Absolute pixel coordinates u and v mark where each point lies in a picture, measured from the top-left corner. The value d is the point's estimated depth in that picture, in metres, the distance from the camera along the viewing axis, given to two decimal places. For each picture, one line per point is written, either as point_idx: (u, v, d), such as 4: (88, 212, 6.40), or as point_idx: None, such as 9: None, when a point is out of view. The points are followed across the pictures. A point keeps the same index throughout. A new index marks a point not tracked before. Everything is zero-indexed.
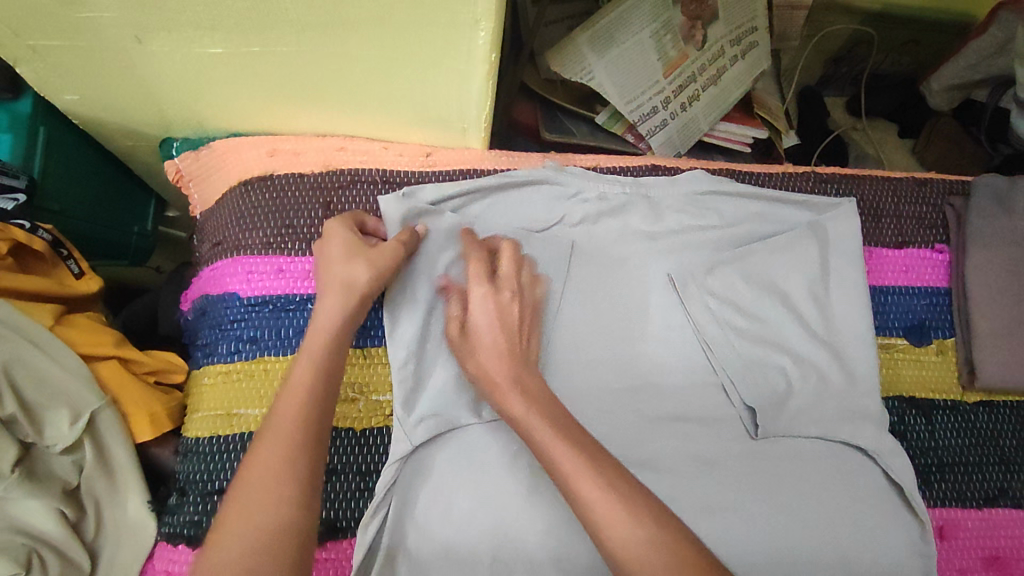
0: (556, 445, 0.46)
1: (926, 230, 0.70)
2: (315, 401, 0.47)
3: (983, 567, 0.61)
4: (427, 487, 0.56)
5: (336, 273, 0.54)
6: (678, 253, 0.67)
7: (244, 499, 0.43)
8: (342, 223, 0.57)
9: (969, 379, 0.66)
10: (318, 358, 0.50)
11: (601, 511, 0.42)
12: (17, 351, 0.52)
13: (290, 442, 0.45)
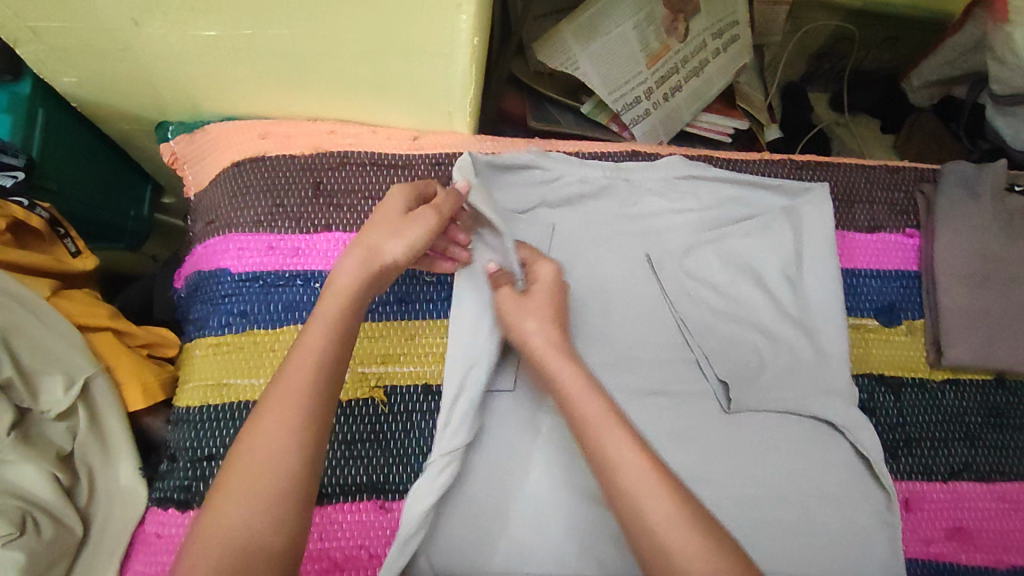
0: (606, 429, 0.49)
1: (898, 216, 0.72)
2: (326, 369, 0.48)
3: (947, 537, 0.63)
4: (474, 476, 0.59)
5: (368, 242, 0.53)
6: (657, 235, 0.69)
7: (247, 463, 0.44)
8: (401, 192, 0.57)
9: (936, 357, 0.68)
10: (330, 324, 0.50)
11: (638, 492, 0.46)
12: (15, 318, 0.54)
13: (296, 410, 0.46)
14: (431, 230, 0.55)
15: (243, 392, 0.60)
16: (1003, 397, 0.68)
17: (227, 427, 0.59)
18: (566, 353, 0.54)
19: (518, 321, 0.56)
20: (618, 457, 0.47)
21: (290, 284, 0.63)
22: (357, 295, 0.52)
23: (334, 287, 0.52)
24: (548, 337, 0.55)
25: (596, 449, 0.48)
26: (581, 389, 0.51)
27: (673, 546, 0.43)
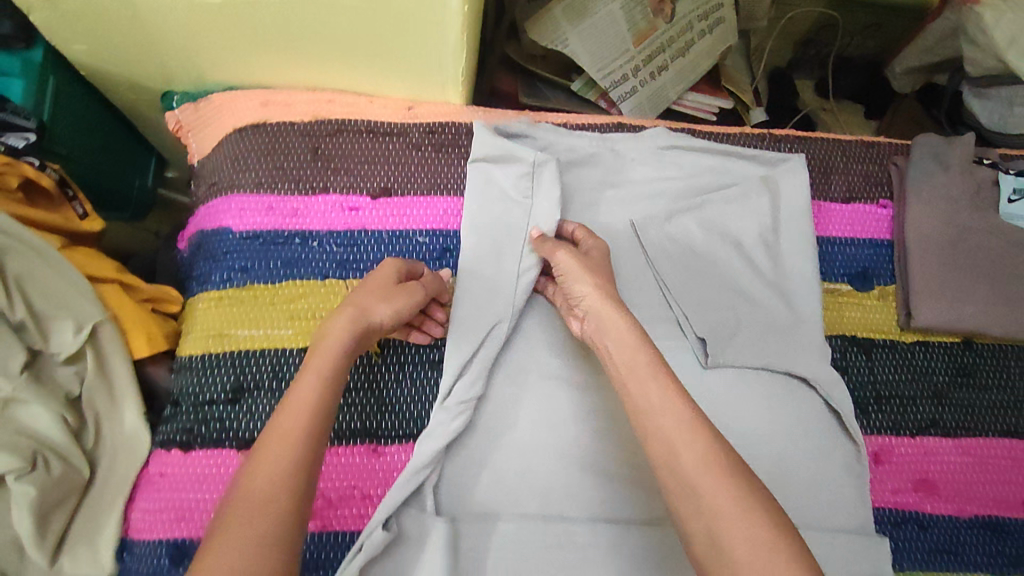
0: (651, 381, 0.51)
1: (872, 187, 0.75)
2: (319, 422, 0.49)
3: (913, 489, 0.67)
4: (480, 426, 0.63)
5: (363, 302, 0.56)
6: (640, 201, 0.72)
7: (244, 511, 0.43)
8: (394, 265, 0.60)
9: (906, 319, 0.71)
10: (322, 379, 0.51)
11: (673, 435, 0.47)
12: (29, 264, 0.57)
13: (292, 459, 0.46)
14: (417, 302, 0.59)
15: (244, 342, 0.63)
16: (970, 358, 0.71)
17: (229, 373, 0.62)
18: (621, 308, 0.57)
19: (574, 282, 0.60)
20: (660, 404, 0.49)
21: (289, 242, 0.66)
22: (346, 354, 0.53)
23: (322, 345, 0.53)
24: (601, 297, 0.58)
25: (639, 398, 0.51)
26: (633, 339, 0.54)
27: (704, 484, 0.44)
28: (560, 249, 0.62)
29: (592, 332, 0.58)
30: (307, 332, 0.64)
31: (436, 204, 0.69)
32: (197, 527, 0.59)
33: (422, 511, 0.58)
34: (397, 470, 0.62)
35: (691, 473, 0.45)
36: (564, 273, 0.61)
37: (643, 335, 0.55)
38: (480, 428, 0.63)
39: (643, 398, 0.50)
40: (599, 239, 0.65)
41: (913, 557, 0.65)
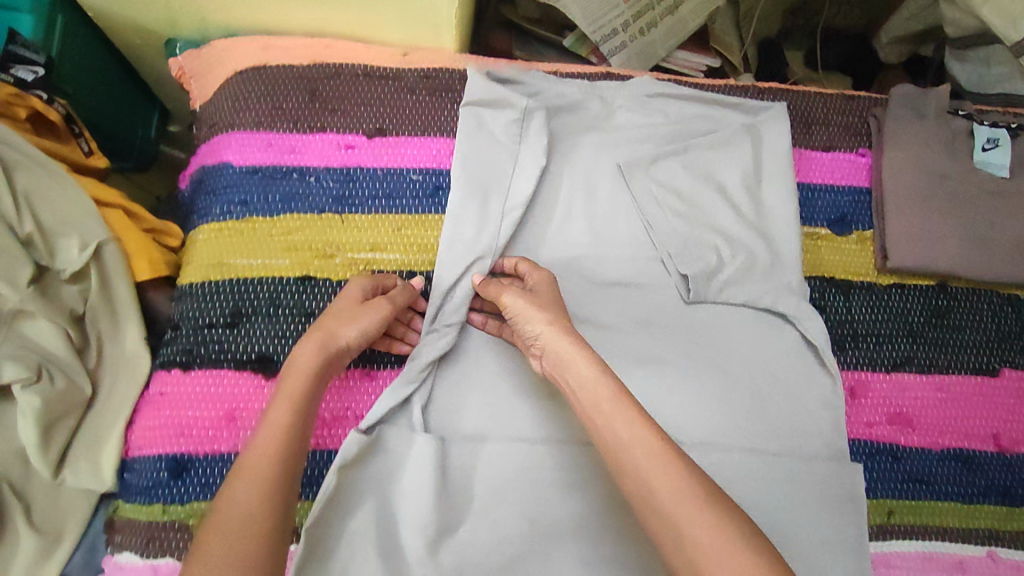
0: (617, 415, 0.51)
1: (851, 137, 0.78)
2: (293, 442, 0.51)
3: (889, 423, 0.69)
4: (468, 355, 0.66)
5: (329, 326, 0.57)
6: (627, 146, 0.73)
7: (221, 529, 0.45)
8: (359, 283, 0.62)
9: (883, 261, 0.73)
10: (293, 402, 0.53)
11: (645, 467, 0.47)
12: (37, 183, 0.61)
13: (268, 478, 0.48)
14: (385, 319, 0.60)
15: (242, 270, 0.66)
16: (945, 300, 0.73)
17: (228, 298, 0.65)
18: (578, 341, 0.56)
19: (529, 322, 0.58)
20: (629, 438, 0.49)
21: (287, 178, 0.69)
22: (313, 377, 0.54)
23: (289, 375, 0.54)
24: (555, 331, 0.56)
25: (607, 432, 0.50)
26: (593, 373, 0.53)
27: (681, 517, 0.45)
28: (506, 290, 0.61)
29: (551, 368, 0.57)
30: (304, 262, 0.67)
31: (429, 144, 0.71)
32: (197, 442, 0.61)
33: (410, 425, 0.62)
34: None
35: (663, 497, 0.46)
36: (514, 315, 0.59)
37: (601, 364, 0.54)
38: (467, 351, 0.66)
39: (611, 434, 0.50)
40: (546, 270, 0.64)
41: (887, 486, 0.67)
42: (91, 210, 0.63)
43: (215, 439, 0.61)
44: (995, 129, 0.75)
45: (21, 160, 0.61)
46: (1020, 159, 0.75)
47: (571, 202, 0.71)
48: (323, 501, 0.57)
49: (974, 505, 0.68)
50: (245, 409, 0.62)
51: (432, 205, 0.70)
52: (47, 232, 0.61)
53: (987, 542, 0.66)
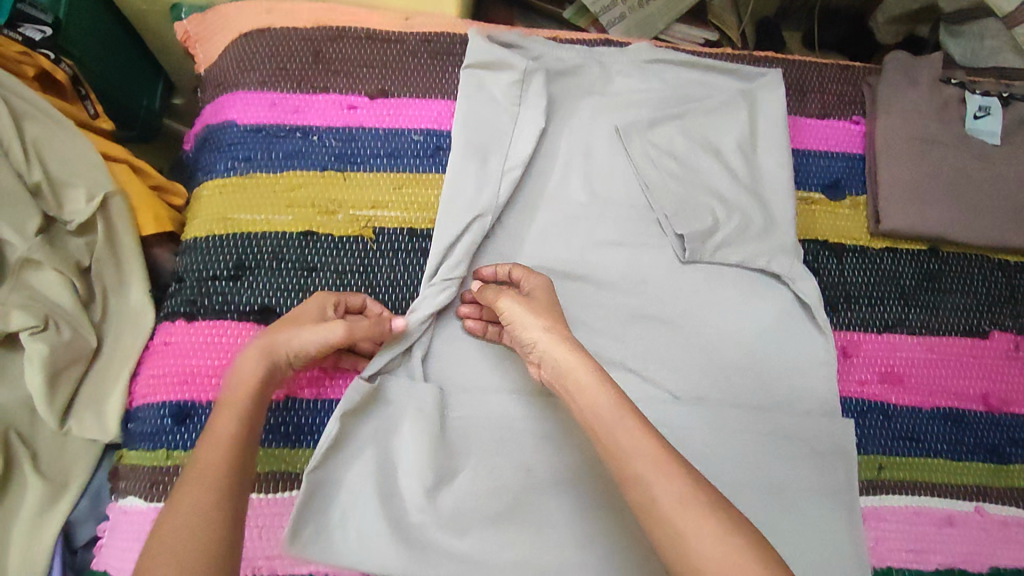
0: (617, 422, 0.48)
1: (846, 105, 0.79)
2: (238, 454, 0.49)
3: (881, 382, 0.70)
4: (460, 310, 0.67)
5: (271, 334, 0.57)
6: (625, 110, 0.74)
7: (165, 543, 0.43)
8: (316, 302, 0.61)
9: (875, 224, 0.74)
10: (239, 415, 0.51)
11: (648, 476, 0.44)
12: (47, 133, 0.63)
13: (213, 490, 0.46)
14: (328, 343, 0.57)
15: (244, 225, 0.67)
16: (936, 264, 0.74)
17: (231, 250, 0.66)
18: (577, 349, 0.53)
19: (525, 326, 0.56)
20: (631, 446, 0.46)
21: (290, 136, 0.70)
22: (254, 392, 0.53)
23: (231, 388, 0.53)
24: (552, 337, 0.54)
25: (608, 440, 0.47)
26: (593, 382, 0.50)
27: (686, 529, 0.42)
28: (502, 296, 0.58)
29: (551, 377, 0.54)
30: (306, 218, 0.68)
31: (430, 106, 0.73)
32: (198, 390, 0.62)
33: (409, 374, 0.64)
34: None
35: (671, 512, 0.43)
36: (511, 321, 0.58)
37: (601, 374, 0.51)
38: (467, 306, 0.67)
39: (614, 443, 0.47)
40: (541, 275, 0.62)
41: (878, 443, 0.68)
42: (98, 163, 0.65)
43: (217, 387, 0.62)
44: (987, 98, 0.76)
45: (26, 109, 0.63)
46: (1011, 126, 0.76)
47: (567, 166, 0.72)
48: (325, 445, 0.59)
49: (964, 462, 0.69)
50: None
51: (433, 165, 0.71)
52: (55, 182, 0.63)
53: (974, 498, 0.68)
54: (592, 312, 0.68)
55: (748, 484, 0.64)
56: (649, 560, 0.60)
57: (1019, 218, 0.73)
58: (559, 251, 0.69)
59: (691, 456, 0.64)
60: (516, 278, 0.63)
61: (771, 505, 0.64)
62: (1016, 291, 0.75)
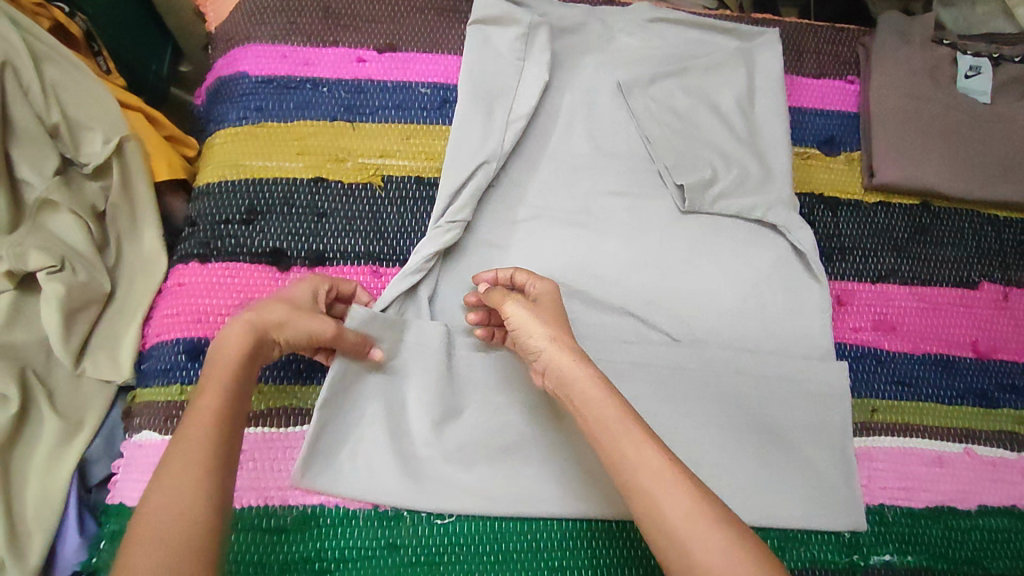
0: (624, 437, 0.48)
1: (840, 66, 0.82)
2: (225, 432, 0.47)
3: (874, 330, 0.72)
4: (464, 256, 0.69)
5: (258, 308, 0.54)
6: (627, 66, 0.76)
7: (153, 526, 0.41)
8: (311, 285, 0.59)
9: (869, 178, 0.76)
10: (225, 387, 0.49)
11: (655, 492, 0.45)
12: (64, 77, 0.67)
13: (202, 471, 0.44)
14: (318, 332, 0.56)
15: (256, 171, 0.69)
16: (928, 217, 0.77)
17: (244, 195, 0.68)
18: (581, 356, 0.53)
19: (531, 329, 0.55)
20: (637, 459, 0.46)
21: (300, 87, 0.72)
22: (239, 365, 0.51)
23: (214, 364, 0.50)
24: (558, 349, 0.53)
25: (612, 450, 0.48)
26: (598, 393, 0.50)
27: (699, 549, 0.42)
28: (507, 297, 0.57)
29: (554, 388, 0.54)
30: (316, 165, 0.70)
31: (436, 60, 0.75)
32: (212, 328, 0.64)
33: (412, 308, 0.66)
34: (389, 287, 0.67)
35: (682, 533, 0.43)
36: (516, 327, 0.56)
37: (608, 385, 0.51)
38: (471, 248, 0.69)
39: (620, 455, 0.47)
40: (548, 280, 0.61)
41: (871, 386, 0.71)
42: (115, 110, 0.68)
43: None
44: (977, 59, 0.79)
45: (47, 53, 0.66)
46: (1000, 86, 0.79)
47: (571, 122, 0.74)
48: (328, 390, 0.61)
49: (954, 405, 0.71)
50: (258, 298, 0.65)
51: (440, 116, 0.73)
52: (73, 124, 0.67)
53: (963, 440, 0.70)
54: (592, 262, 0.70)
55: (745, 423, 0.66)
56: None
57: (1008, 172, 0.76)
58: (562, 201, 0.71)
59: (688, 393, 0.66)
60: (519, 283, 0.62)
61: (766, 444, 0.66)
62: (1005, 245, 0.77)
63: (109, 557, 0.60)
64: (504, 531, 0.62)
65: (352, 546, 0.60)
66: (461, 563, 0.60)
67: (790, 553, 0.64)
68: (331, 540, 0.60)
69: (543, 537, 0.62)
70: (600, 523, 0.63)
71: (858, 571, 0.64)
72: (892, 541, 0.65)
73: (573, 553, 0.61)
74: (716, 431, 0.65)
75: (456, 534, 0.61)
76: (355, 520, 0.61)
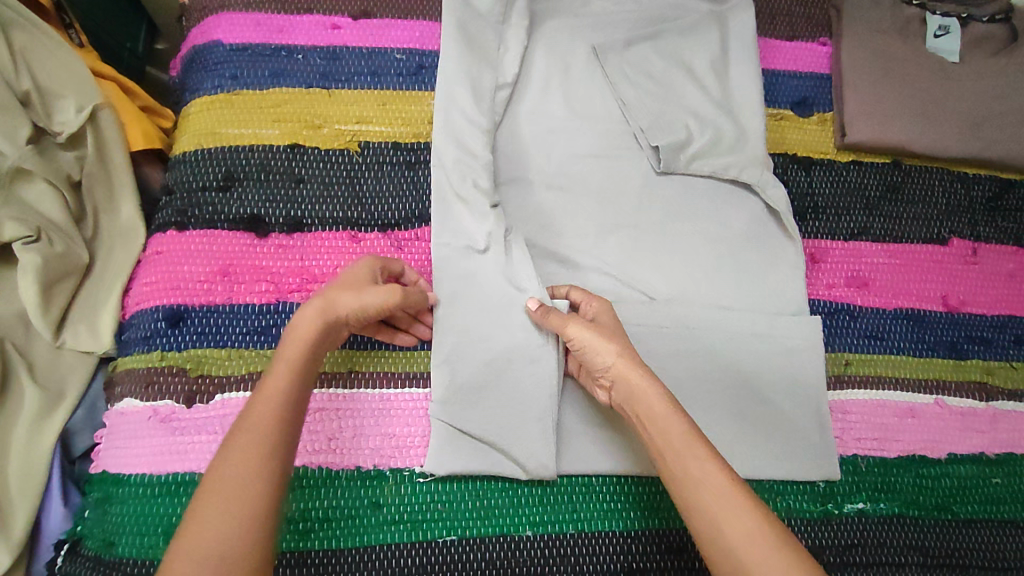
0: (688, 452, 0.49)
1: (813, 28, 0.83)
2: (290, 411, 0.48)
3: (847, 285, 0.74)
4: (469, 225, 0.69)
5: (328, 293, 0.53)
6: (603, 30, 0.77)
7: (218, 495, 0.42)
8: (368, 264, 0.58)
9: (840, 137, 0.78)
10: (293, 366, 0.50)
11: (716, 509, 0.46)
12: (33, 45, 0.67)
13: (265, 443, 0.45)
14: (390, 303, 0.55)
15: (232, 139, 0.69)
16: (899, 175, 0.78)
17: (221, 163, 0.68)
18: (644, 370, 0.54)
19: (601, 345, 0.57)
20: (701, 477, 0.48)
21: (276, 55, 0.72)
22: (307, 348, 0.51)
23: (289, 339, 0.51)
24: (626, 363, 0.55)
25: (677, 468, 0.49)
26: (664, 410, 0.51)
27: (752, 563, 0.44)
28: (569, 321, 0.59)
29: (622, 401, 0.56)
30: (291, 132, 0.70)
31: (412, 28, 0.76)
32: (190, 293, 0.64)
33: (465, 256, 0.66)
34: (418, 258, 0.68)
35: (742, 549, 0.44)
36: (582, 349, 0.58)
37: (674, 404, 0.52)
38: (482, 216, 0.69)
39: (682, 473, 0.49)
40: (604, 301, 0.63)
41: (844, 340, 0.72)
42: (88, 80, 0.69)
43: (209, 292, 0.64)
44: (945, 18, 0.80)
45: (15, 19, 0.67)
46: (966, 45, 0.80)
47: (554, 86, 0.74)
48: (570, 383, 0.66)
49: (926, 358, 0.72)
50: (237, 264, 0.65)
51: (417, 82, 0.74)
52: (44, 93, 0.67)
53: (934, 391, 0.71)
54: (572, 224, 0.70)
55: (722, 378, 0.67)
56: (633, 448, 0.64)
57: (976, 128, 0.77)
58: (541, 165, 0.72)
59: (666, 350, 0.67)
60: (575, 300, 0.64)
61: (743, 398, 0.67)
62: (974, 202, 0.78)
63: (94, 524, 0.60)
64: (484, 489, 0.62)
65: (339, 505, 0.60)
66: (444, 520, 0.61)
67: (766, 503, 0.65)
68: (317, 500, 0.60)
69: (523, 494, 0.63)
70: (582, 479, 0.64)
71: (833, 519, 0.65)
72: (864, 489, 0.67)
73: (553, 509, 0.62)
74: (693, 385, 0.67)
75: (439, 492, 0.62)
76: (338, 480, 0.61)
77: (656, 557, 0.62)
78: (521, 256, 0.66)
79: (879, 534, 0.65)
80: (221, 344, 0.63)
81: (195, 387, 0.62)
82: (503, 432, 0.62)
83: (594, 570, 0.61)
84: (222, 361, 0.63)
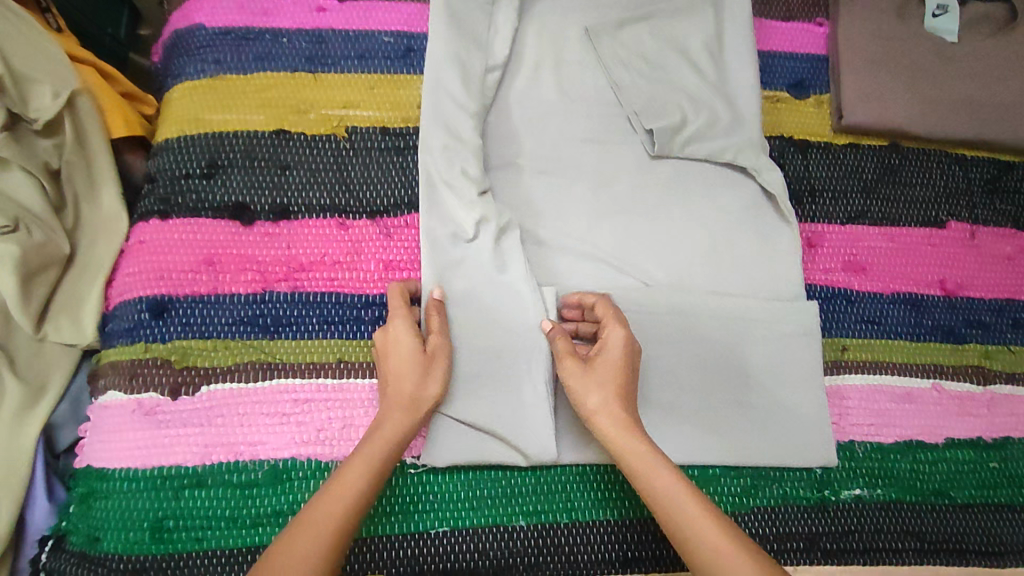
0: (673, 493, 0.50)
1: (809, 8, 0.82)
2: (357, 514, 0.49)
3: (844, 270, 0.73)
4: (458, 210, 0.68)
5: (401, 396, 0.55)
6: (596, 11, 0.75)
7: None
8: (408, 330, 0.57)
9: (837, 120, 0.76)
10: (371, 469, 0.51)
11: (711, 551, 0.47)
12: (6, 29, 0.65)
13: (324, 546, 0.47)
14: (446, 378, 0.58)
15: (215, 125, 0.67)
16: (898, 158, 0.77)
17: (204, 149, 0.66)
18: (631, 428, 0.54)
19: (581, 396, 0.55)
20: (690, 519, 0.49)
21: (259, 39, 0.70)
22: (388, 453, 0.53)
23: (370, 438, 0.53)
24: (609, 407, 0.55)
25: (663, 510, 0.50)
26: (643, 453, 0.53)
27: None
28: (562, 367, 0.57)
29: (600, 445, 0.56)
30: (276, 117, 0.68)
31: (399, 9, 0.74)
32: (175, 284, 0.63)
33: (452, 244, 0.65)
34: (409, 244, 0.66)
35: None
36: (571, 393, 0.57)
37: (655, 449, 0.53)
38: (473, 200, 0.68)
39: (671, 515, 0.50)
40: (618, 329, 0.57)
41: (841, 325, 0.71)
42: (64, 64, 0.67)
43: (194, 282, 0.63)
44: None
45: None
46: (964, 23, 0.79)
47: (547, 72, 0.73)
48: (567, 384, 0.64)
49: (923, 342, 0.72)
50: (222, 253, 0.64)
51: (405, 65, 0.72)
52: (18, 77, 0.64)
53: (932, 375, 0.71)
54: (566, 212, 0.69)
55: (720, 367, 0.66)
56: None
57: (975, 109, 0.76)
58: (534, 152, 0.70)
59: (662, 338, 0.66)
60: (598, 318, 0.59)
61: (740, 386, 0.66)
62: (972, 184, 0.77)
63: (78, 519, 0.59)
64: (477, 478, 0.61)
65: None
66: (438, 511, 0.60)
67: (762, 491, 0.65)
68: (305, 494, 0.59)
69: (516, 483, 0.61)
70: (577, 468, 0.63)
71: (830, 505, 0.65)
72: (862, 475, 0.66)
73: (546, 498, 0.61)
74: (688, 373, 0.66)
75: (431, 483, 0.61)
76: (327, 472, 0.59)
77: (653, 546, 0.61)
78: (512, 248, 0.65)
79: (877, 521, 0.65)
80: (206, 334, 0.62)
81: (181, 379, 0.61)
82: (499, 424, 0.60)
83: (590, 560, 0.60)
84: (207, 352, 0.61)
